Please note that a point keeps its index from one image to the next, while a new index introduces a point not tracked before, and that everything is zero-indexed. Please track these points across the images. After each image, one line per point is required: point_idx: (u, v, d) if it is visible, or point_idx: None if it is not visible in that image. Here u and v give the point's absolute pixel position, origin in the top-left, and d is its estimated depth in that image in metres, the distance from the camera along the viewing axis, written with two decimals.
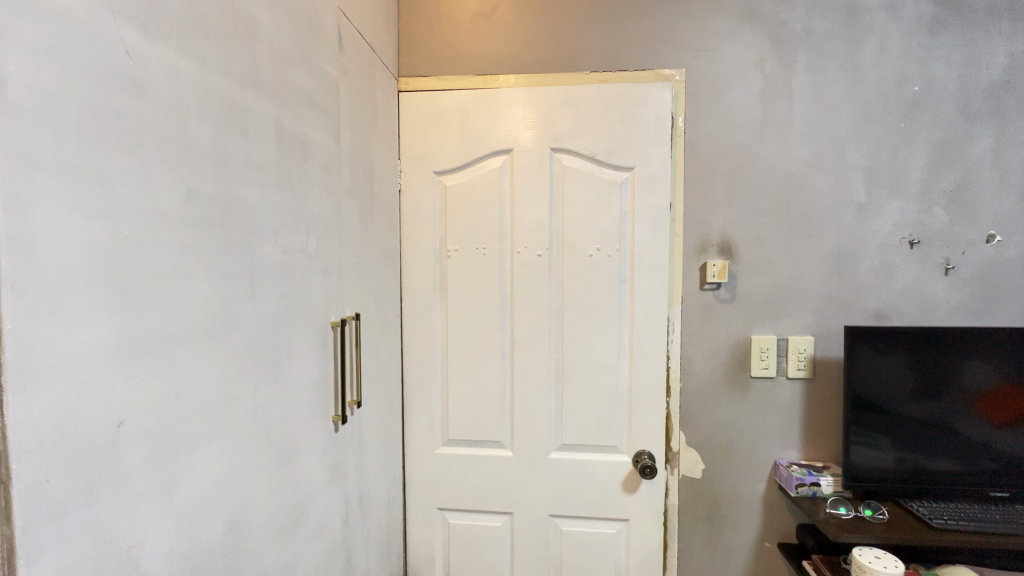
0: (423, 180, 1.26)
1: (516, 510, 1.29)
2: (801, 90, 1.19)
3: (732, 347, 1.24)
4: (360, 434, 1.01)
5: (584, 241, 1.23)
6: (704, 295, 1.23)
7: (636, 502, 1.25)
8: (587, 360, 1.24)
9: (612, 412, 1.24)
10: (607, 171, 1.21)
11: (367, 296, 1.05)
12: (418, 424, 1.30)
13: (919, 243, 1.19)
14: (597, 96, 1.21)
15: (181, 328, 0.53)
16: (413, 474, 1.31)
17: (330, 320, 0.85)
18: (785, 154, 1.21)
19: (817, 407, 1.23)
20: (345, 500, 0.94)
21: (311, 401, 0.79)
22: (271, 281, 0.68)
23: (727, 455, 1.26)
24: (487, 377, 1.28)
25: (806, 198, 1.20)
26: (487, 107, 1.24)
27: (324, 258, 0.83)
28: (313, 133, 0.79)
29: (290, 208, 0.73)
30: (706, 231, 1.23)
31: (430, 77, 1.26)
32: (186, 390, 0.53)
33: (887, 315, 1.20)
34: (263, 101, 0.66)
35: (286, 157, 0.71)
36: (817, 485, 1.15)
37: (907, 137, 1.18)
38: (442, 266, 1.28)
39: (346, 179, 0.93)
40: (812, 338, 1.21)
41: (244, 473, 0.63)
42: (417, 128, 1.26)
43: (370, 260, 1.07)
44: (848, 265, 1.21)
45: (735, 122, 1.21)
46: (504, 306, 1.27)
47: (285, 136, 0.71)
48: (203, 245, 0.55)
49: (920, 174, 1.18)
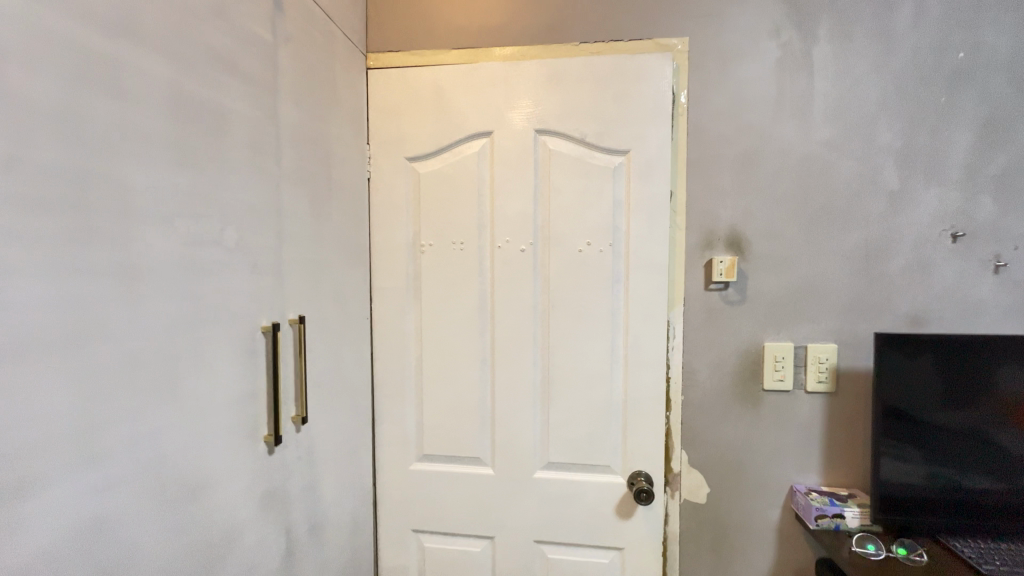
0: (393, 168, 1.14)
1: (498, 534, 1.16)
2: (824, 60, 1.03)
3: (741, 356, 1.08)
4: (311, 454, 0.89)
5: (573, 234, 1.09)
6: (710, 296, 1.08)
7: (632, 530, 1.11)
8: (577, 369, 1.10)
9: (605, 427, 1.10)
10: (599, 156, 1.07)
11: (324, 297, 0.93)
12: (390, 437, 1.18)
13: (963, 236, 1.02)
14: (587, 69, 1.06)
15: (10, 340, 0.42)
16: (384, 492, 1.18)
17: (261, 324, 0.73)
18: (805, 135, 1.05)
19: (840, 426, 1.06)
20: (289, 532, 0.82)
21: (232, 421, 0.67)
22: (163, 279, 0.56)
23: (735, 479, 1.10)
24: (465, 386, 1.15)
25: (829, 185, 1.04)
26: (465, 84, 1.10)
27: (251, 253, 0.71)
28: (232, 104, 0.67)
29: (196, 191, 0.61)
30: (712, 224, 1.08)
31: (402, 52, 1.13)
32: (18, 419, 0.42)
33: (923, 320, 1.04)
34: (146, 56, 0.53)
35: (187, 128, 0.59)
36: (841, 518, 0.99)
37: (950, 114, 1.01)
38: (415, 262, 1.15)
39: (289, 163, 0.81)
40: (835, 346, 1.05)
41: (123, 517, 0.51)
42: (388, 111, 1.13)
43: (327, 255, 0.94)
44: (877, 263, 1.04)
45: (746, 98, 1.05)
46: (485, 308, 1.14)
47: (186, 104, 0.59)
48: (44, 235, 0.44)
49: (964, 156, 1.01)
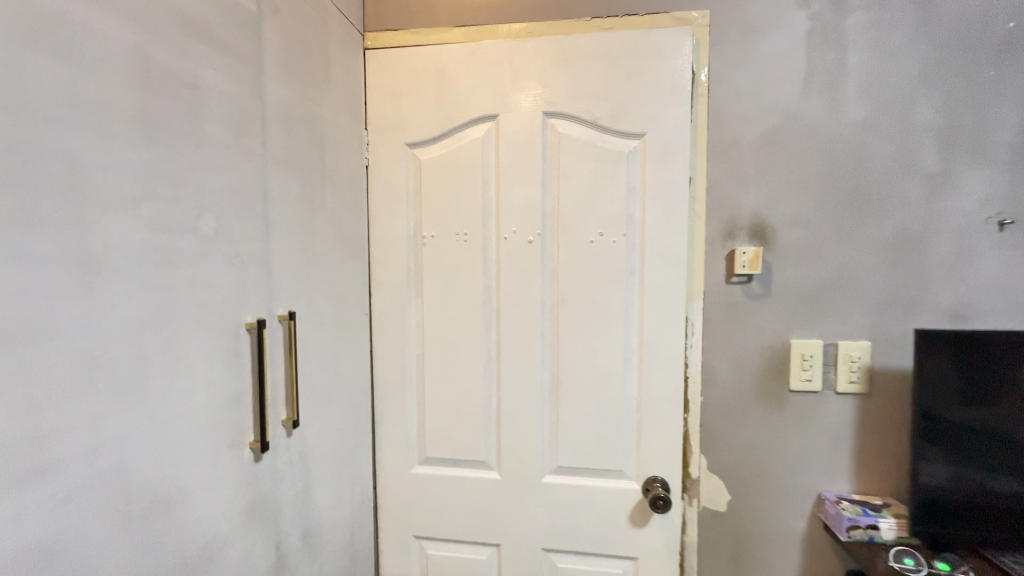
0: (392, 154, 1.07)
1: (504, 542, 1.09)
2: (858, 32, 0.95)
3: (765, 354, 1.01)
4: (304, 459, 0.83)
5: (583, 224, 1.02)
6: (731, 290, 1.01)
7: (646, 538, 1.04)
8: (588, 367, 1.04)
9: (618, 429, 1.04)
10: (611, 139, 1.00)
11: (317, 291, 0.87)
12: (390, 439, 1.12)
13: (1011, 224, 0.93)
14: (599, 46, 0.99)
15: None
16: (385, 495, 1.13)
17: (246, 320, 0.67)
18: (836, 115, 0.96)
19: (873, 429, 0.99)
20: (278, 544, 0.76)
21: (212, 426, 0.61)
22: (125, 268, 0.50)
23: (758, 485, 1.03)
24: (469, 385, 1.08)
25: (863, 168, 0.96)
26: (468, 64, 1.03)
27: (232, 243, 0.65)
28: (207, 76, 0.60)
29: (166, 172, 0.55)
30: (734, 212, 1.00)
31: (401, 31, 1.06)
32: None
33: (965, 316, 0.96)
34: (102, 16, 0.47)
35: (154, 101, 0.53)
36: (875, 530, 0.92)
37: (997, 89, 0.92)
38: (416, 255, 1.09)
39: (277, 145, 0.75)
40: (868, 344, 0.97)
41: (78, 537, 0.45)
42: (386, 93, 1.06)
43: (320, 246, 0.88)
44: (915, 253, 0.96)
45: (772, 75, 0.97)
46: (489, 302, 1.07)
47: (152, 73, 0.53)
48: None
49: (1013, 135, 0.92)
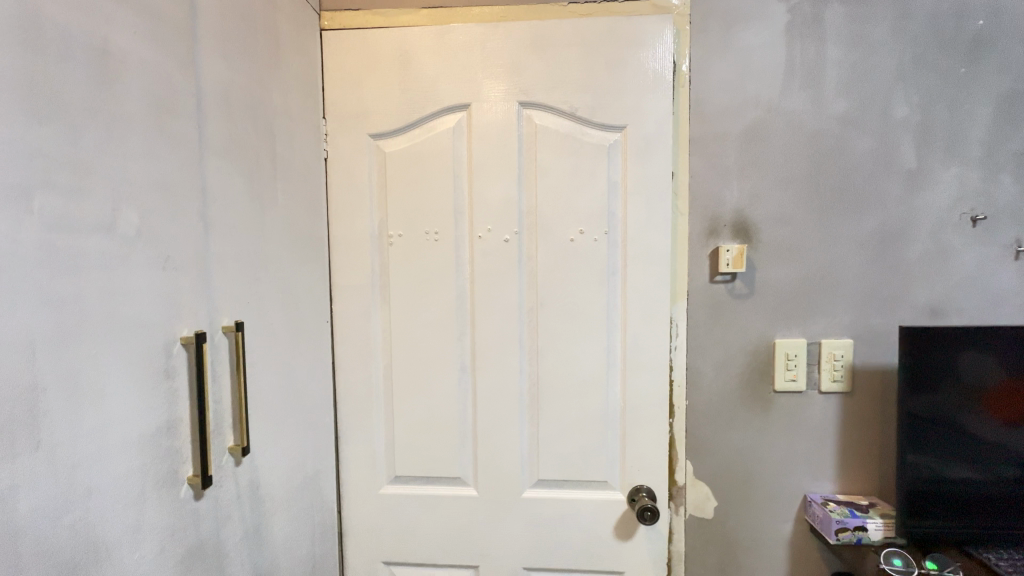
0: (354, 146, 0.98)
1: (481, 563, 1.02)
2: (836, 26, 0.93)
3: (750, 354, 0.98)
4: (254, 489, 0.72)
5: (563, 221, 0.96)
6: (715, 289, 0.98)
7: (632, 551, 0.99)
8: (569, 374, 0.98)
9: (601, 438, 0.98)
10: (591, 132, 0.94)
11: (268, 299, 0.77)
12: (356, 458, 1.02)
13: (983, 219, 0.94)
14: (576, 33, 0.93)
15: None
16: (351, 520, 1.03)
17: (181, 334, 0.58)
18: (816, 109, 0.95)
19: (857, 428, 0.97)
20: None
21: (136, 465, 0.51)
22: (8, 276, 0.40)
23: (744, 489, 1.00)
24: (443, 396, 1.00)
25: (843, 164, 0.95)
26: (436, 49, 0.95)
27: (159, 242, 0.55)
28: (123, 43, 0.50)
29: (67, 156, 0.44)
30: (717, 208, 0.97)
31: (361, 12, 0.97)
32: None
33: (942, 312, 0.96)
34: None
35: (48, 66, 0.43)
36: (862, 531, 0.89)
37: (967, 87, 0.93)
38: (381, 256, 1.00)
39: (216, 131, 0.65)
40: (850, 342, 0.96)
41: None
42: (347, 80, 0.97)
43: (271, 247, 0.78)
44: (894, 250, 0.95)
45: (753, 68, 0.95)
46: (463, 307, 0.99)
47: (47, 34, 0.43)
48: None
49: (984, 132, 0.93)
